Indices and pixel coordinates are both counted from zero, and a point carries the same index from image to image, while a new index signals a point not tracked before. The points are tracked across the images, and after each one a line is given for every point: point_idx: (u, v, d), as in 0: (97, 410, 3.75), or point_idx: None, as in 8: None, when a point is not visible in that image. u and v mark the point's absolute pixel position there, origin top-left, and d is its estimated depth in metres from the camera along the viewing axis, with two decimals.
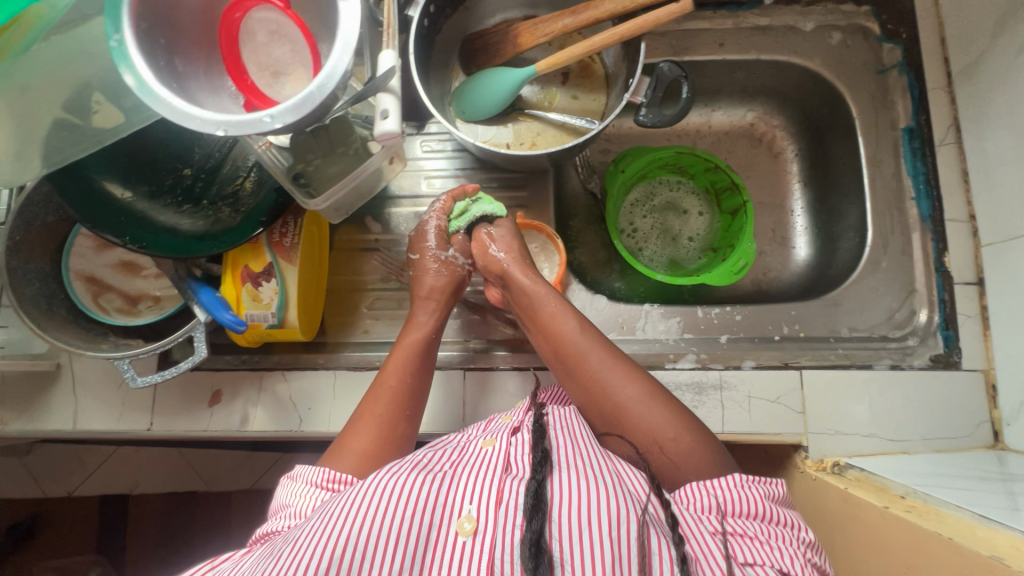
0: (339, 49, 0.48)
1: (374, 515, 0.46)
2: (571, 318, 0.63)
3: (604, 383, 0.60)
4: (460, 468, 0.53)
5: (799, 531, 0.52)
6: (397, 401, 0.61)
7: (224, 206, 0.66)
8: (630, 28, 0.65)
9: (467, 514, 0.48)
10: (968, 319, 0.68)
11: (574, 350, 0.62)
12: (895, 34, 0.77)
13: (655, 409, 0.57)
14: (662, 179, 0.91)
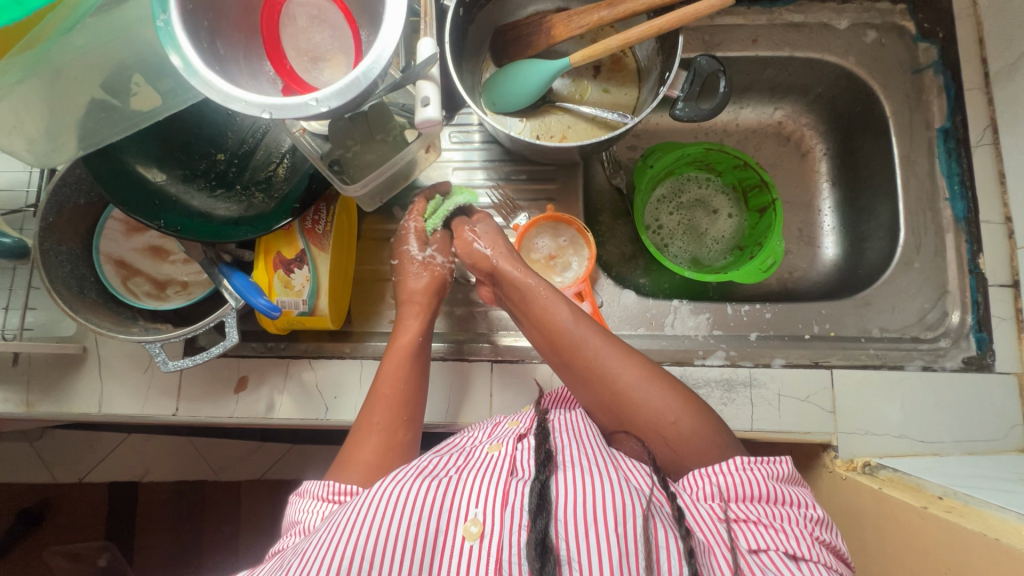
0: (384, 33, 0.48)
1: (381, 523, 0.45)
2: (561, 311, 0.62)
3: (602, 372, 0.59)
4: (466, 471, 0.52)
5: (808, 508, 0.52)
6: (392, 405, 0.61)
7: (257, 191, 0.65)
8: (668, 21, 0.64)
9: (472, 517, 0.47)
10: (1003, 321, 0.68)
11: (568, 347, 0.61)
12: (931, 33, 0.76)
13: (653, 394, 0.57)
14: (690, 175, 0.90)
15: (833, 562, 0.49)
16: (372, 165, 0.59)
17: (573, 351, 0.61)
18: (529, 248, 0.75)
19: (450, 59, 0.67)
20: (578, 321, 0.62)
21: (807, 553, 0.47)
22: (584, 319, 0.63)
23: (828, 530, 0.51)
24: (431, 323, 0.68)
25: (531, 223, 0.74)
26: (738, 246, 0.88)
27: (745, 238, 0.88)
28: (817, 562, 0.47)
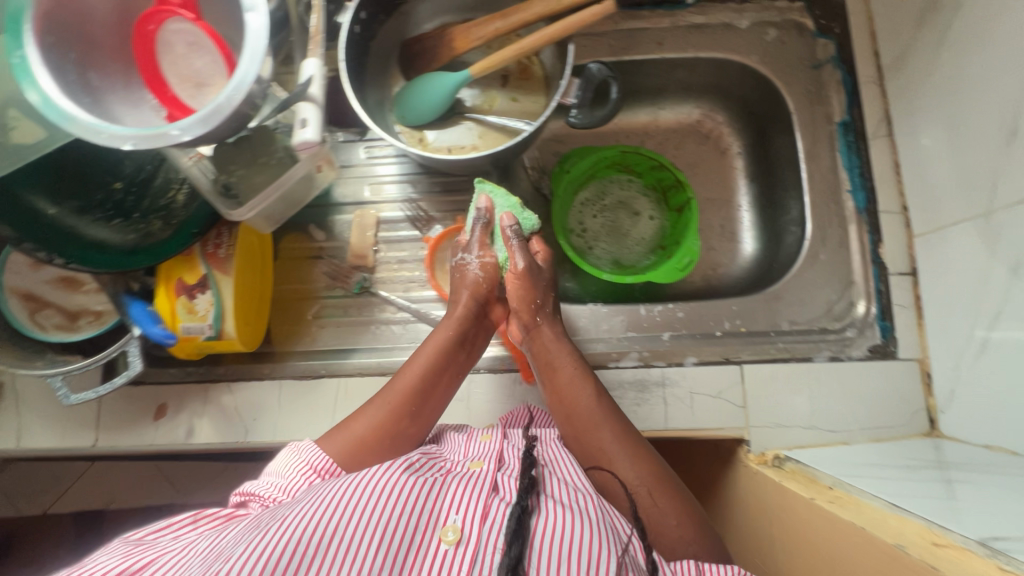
0: (246, 60, 0.49)
1: (367, 509, 0.47)
2: (580, 388, 0.61)
3: (612, 454, 0.58)
4: (448, 478, 0.54)
5: None
6: (405, 398, 0.61)
7: (155, 217, 0.63)
8: (557, 31, 0.66)
9: (451, 523, 0.49)
10: (903, 308, 0.69)
11: (579, 420, 0.60)
12: (828, 29, 0.78)
13: (661, 489, 0.55)
14: (612, 178, 0.91)
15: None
16: (259, 187, 0.59)
17: (584, 428, 0.60)
18: (443, 259, 0.76)
19: (346, 80, 0.67)
20: (601, 401, 0.61)
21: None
22: (603, 400, 0.61)
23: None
24: (484, 334, 0.68)
25: (442, 235, 0.75)
26: (662, 248, 0.88)
27: (667, 239, 0.88)
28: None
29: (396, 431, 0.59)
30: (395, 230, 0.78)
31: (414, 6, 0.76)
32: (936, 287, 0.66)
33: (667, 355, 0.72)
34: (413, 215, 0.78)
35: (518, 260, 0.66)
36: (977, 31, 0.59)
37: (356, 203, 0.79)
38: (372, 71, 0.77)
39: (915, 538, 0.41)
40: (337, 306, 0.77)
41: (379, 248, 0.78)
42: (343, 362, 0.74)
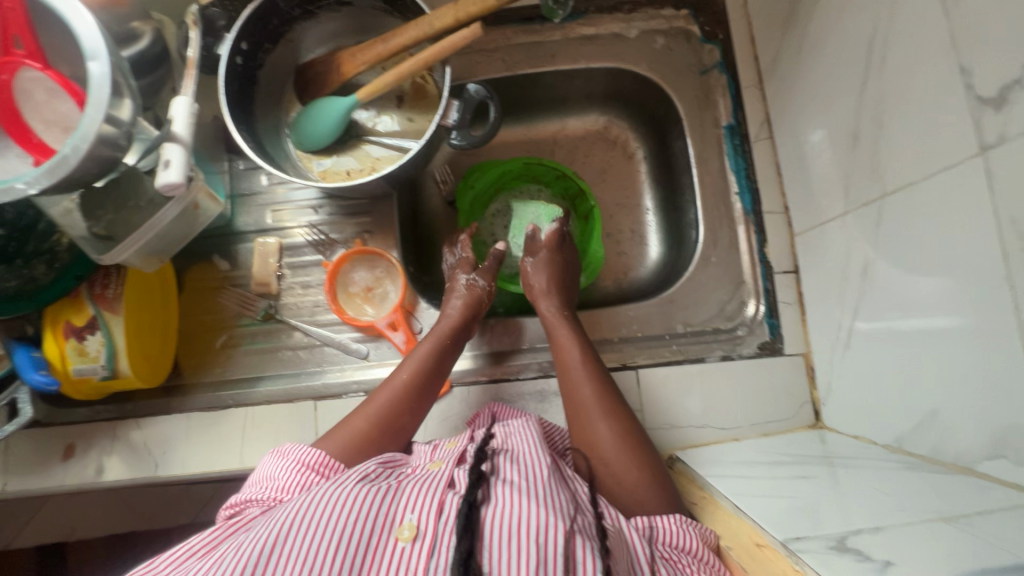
0: (88, 110, 0.49)
1: (323, 523, 0.45)
2: (582, 369, 0.64)
3: (588, 415, 0.61)
4: (405, 481, 0.52)
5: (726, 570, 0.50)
6: (401, 395, 0.63)
7: (38, 261, 0.63)
8: (431, 56, 0.65)
9: (406, 521, 0.47)
10: (788, 305, 0.72)
11: (586, 399, 0.62)
12: (712, 36, 0.80)
13: (626, 449, 0.58)
14: (522, 188, 0.89)
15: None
16: (133, 228, 0.59)
17: (588, 406, 0.61)
18: (346, 282, 0.77)
19: (227, 111, 0.68)
20: (609, 382, 0.64)
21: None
22: (610, 385, 0.64)
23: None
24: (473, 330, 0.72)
25: (343, 258, 0.75)
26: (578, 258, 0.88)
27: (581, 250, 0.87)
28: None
29: (390, 423, 0.62)
30: (299, 256, 0.78)
31: (301, 32, 0.77)
32: (814, 284, 0.69)
33: None
34: (317, 240, 0.78)
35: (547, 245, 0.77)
36: (827, 34, 0.59)
37: (258, 231, 0.79)
38: (263, 99, 0.78)
39: (747, 557, 0.44)
40: (246, 334, 0.77)
41: (284, 273, 0.78)
42: (251, 391, 0.75)
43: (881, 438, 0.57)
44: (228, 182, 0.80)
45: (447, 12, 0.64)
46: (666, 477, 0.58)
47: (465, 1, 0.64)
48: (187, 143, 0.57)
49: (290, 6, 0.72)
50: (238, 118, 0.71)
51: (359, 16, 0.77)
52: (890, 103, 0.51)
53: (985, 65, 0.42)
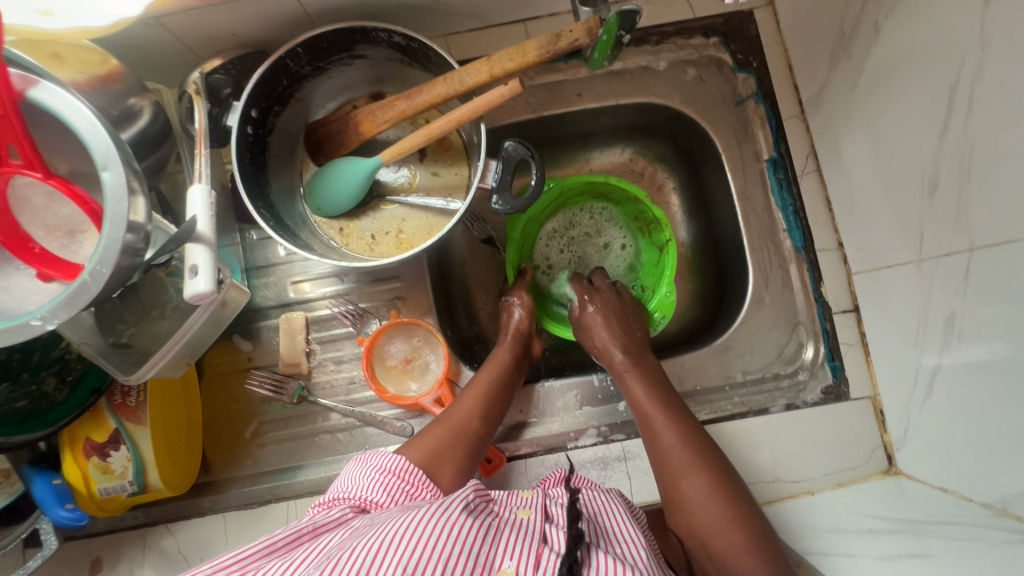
0: (106, 228, 0.44)
1: (435, 544, 0.40)
2: (653, 406, 0.62)
3: (666, 458, 0.59)
4: (501, 524, 0.46)
5: None
6: (477, 400, 0.63)
7: (48, 375, 0.57)
8: (465, 114, 0.60)
9: (504, 566, 0.40)
10: (851, 346, 0.67)
11: (670, 450, 0.59)
12: (746, 63, 0.73)
13: (716, 501, 0.55)
14: (583, 205, 0.83)
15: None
16: (160, 339, 0.55)
17: (673, 457, 0.58)
18: (382, 354, 0.72)
19: (241, 186, 0.62)
20: (698, 431, 0.60)
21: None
22: (696, 434, 0.60)
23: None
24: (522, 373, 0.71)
25: (379, 332, 0.70)
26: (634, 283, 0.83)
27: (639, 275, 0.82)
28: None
29: (465, 432, 0.60)
30: (327, 329, 0.73)
31: (310, 90, 0.71)
32: (881, 326, 0.65)
33: (626, 425, 0.70)
34: (347, 309, 0.72)
35: (589, 296, 0.76)
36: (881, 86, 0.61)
37: (279, 306, 0.73)
38: (275, 163, 0.71)
39: None
40: (276, 420, 0.72)
41: (313, 349, 0.72)
42: (289, 482, 0.69)
43: (979, 496, 0.55)
44: (243, 254, 0.73)
45: (480, 68, 0.60)
46: (767, 531, 0.54)
47: (499, 56, 0.59)
48: (212, 242, 0.51)
49: (300, 65, 0.66)
50: (252, 192, 0.65)
51: (374, 67, 0.72)
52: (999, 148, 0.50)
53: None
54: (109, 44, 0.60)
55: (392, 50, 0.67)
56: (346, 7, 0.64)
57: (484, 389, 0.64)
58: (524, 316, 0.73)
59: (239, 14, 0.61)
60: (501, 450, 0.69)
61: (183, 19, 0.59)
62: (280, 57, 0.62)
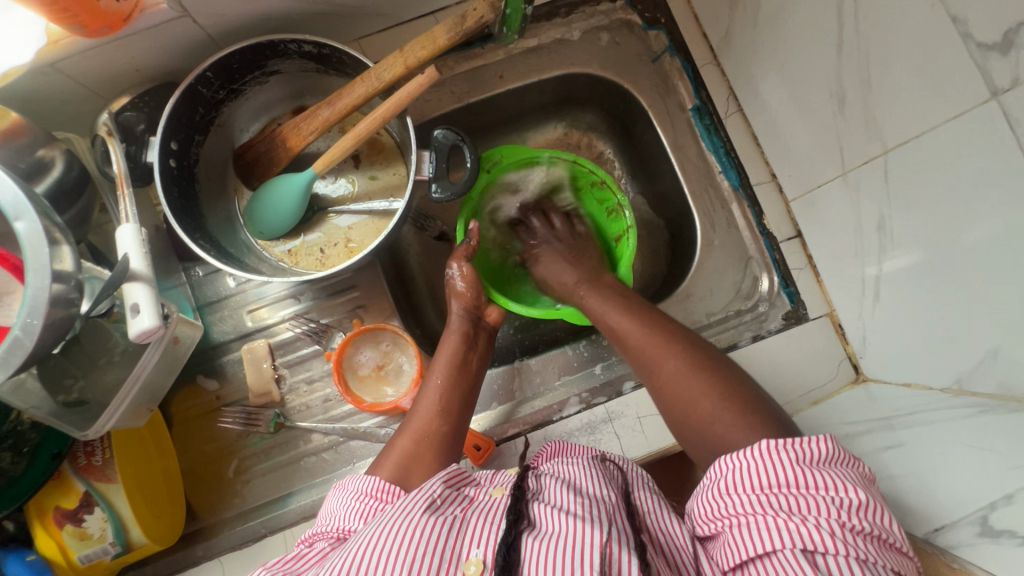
0: (30, 278, 0.42)
1: (398, 548, 0.40)
2: (618, 311, 0.62)
3: (650, 357, 0.57)
4: (469, 510, 0.45)
5: (840, 493, 0.39)
6: (433, 413, 0.59)
7: (2, 451, 0.53)
8: (388, 109, 0.60)
9: (472, 556, 0.41)
10: (801, 271, 0.70)
11: (638, 343, 0.59)
12: (655, 20, 0.76)
13: (698, 380, 0.53)
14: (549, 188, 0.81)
15: (875, 557, 0.38)
16: (111, 389, 0.54)
17: (644, 349, 0.58)
18: (353, 366, 0.71)
19: (172, 220, 0.60)
20: (660, 318, 0.61)
21: (830, 546, 0.37)
22: (658, 320, 0.60)
23: (868, 516, 0.39)
24: (481, 351, 0.68)
25: (346, 343, 0.69)
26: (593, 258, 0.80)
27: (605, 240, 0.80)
28: (843, 555, 0.37)
29: (429, 434, 0.57)
30: (293, 352, 0.71)
31: (229, 114, 0.70)
32: (824, 246, 0.68)
33: (606, 388, 0.71)
34: (309, 329, 0.71)
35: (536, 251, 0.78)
36: (781, 14, 0.64)
37: (239, 337, 0.71)
38: (207, 195, 0.70)
39: None
40: (258, 453, 0.70)
41: (282, 374, 0.71)
42: (282, 512, 0.67)
43: (938, 382, 0.55)
44: (191, 293, 0.71)
45: (395, 61, 0.60)
46: (750, 394, 0.51)
47: (411, 47, 0.60)
48: (150, 278, 0.50)
49: (214, 90, 0.64)
50: (186, 225, 0.63)
51: (292, 81, 0.71)
52: None
53: (977, 15, 0.50)
54: (8, 99, 0.58)
55: (305, 59, 0.66)
56: (250, 24, 0.63)
57: (442, 384, 0.61)
58: (467, 288, 0.69)
59: (138, 47, 0.59)
60: (489, 437, 0.69)
61: (80, 61, 0.57)
62: (190, 84, 0.60)
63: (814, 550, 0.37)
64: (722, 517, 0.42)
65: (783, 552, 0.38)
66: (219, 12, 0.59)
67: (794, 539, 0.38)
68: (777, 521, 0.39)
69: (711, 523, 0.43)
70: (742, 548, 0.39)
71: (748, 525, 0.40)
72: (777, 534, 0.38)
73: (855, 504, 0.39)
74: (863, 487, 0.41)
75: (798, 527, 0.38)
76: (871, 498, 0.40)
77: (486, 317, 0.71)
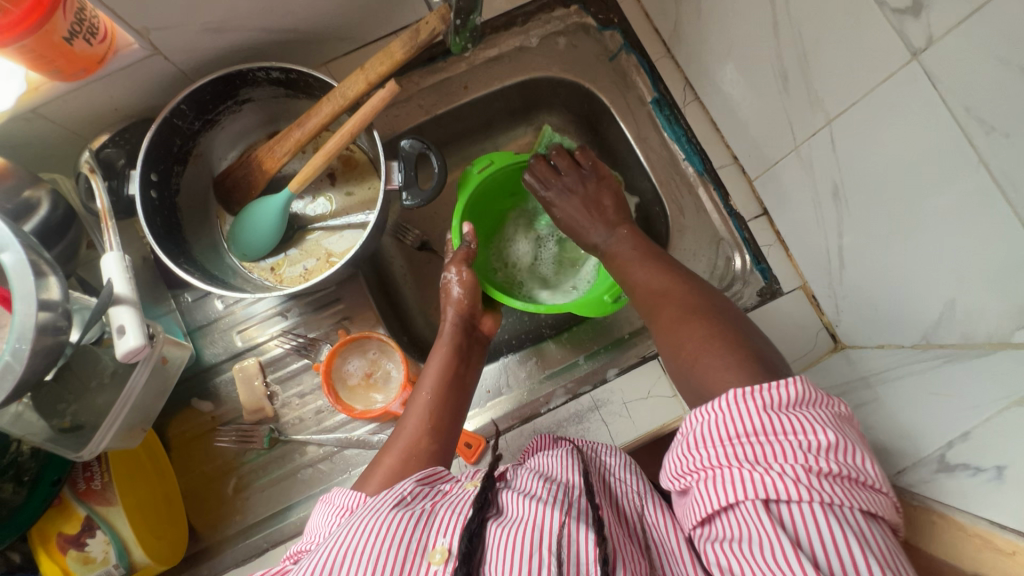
0: (17, 306, 0.45)
1: (365, 544, 0.40)
2: (641, 267, 0.65)
3: (664, 304, 0.59)
4: (439, 504, 0.46)
5: (811, 437, 0.39)
6: (426, 418, 0.60)
7: (5, 481, 0.55)
8: (354, 124, 0.63)
9: (438, 544, 0.41)
10: (771, 247, 0.72)
11: (654, 288, 0.61)
12: (609, 21, 0.79)
13: (699, 327, 0.52)
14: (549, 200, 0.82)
15: (842, 497, 0.37)
16: (102, 411, 0.55)
17: (659, 292, 0.60)
18: (343, 376, 0.73)
19: (157, 248, 0.63)
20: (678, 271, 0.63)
21: (795, 492, 0.37)
22: (678, 273, 0.62)
23: (838, 457, 0.38)
24: (471, 367, 0.68)
25: (333, 354, 0.71)
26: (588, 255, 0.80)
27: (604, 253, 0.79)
28: (806, 501, 0.37)
29: (418, 452, 0.57)
30: (283, 367, 0.73)
31: (207, 144, 0.73)
32: (788, 221, 0.70)
33: (591, 377, 0.72)
34: (297, 345, 0.73)
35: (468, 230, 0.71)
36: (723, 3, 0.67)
37: (230, 357, 0.73)
38: (191, 223, 0.73)
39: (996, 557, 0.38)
40: (255, 469, 0.71)
41: (274, 391, 0.72)
42: (283, 525, 0.68)
43: (908, 339, 0.57)
44: (181, 318, 0.73)
45: (357, 79, 0.63)
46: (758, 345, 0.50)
47: (371, 64, 0.63)
48: (135, 301, 0.52)
49: (189, 121, 0.67)
50: (170, 251, 0.66)
51: (264, 108, 0.74)
52: (833, 40, 0.56)
53: None
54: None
55: (274, 86, 0.70)
56: (219, 57, 0.66)
57: (431, 398, 0.61)
58: (464, 295, 0.70)
59: (115, 88, 0.62)
60: (481, 435, 0.70)
61: (60, 106, 0.60)
62: (165, 117, 0.64)
63: (775, 498, 0.37)
64: (691, 471, 0.42)
65: (750, 502, 0.38)
66: (187, 48, 0.62)
67: (757, 489, 0.38)
68: (743, 472, 0.39)
69: (681, 479, 0.43)
70: (710, 500, 0.40)
71: (717, 477, 0.40)
72: (743, 485, 0.38)
73: (824, 446, 0.39)
74: (834, 428, 0.40)
75: (763, 477, 0.38)
76: (842, 438, 0.39)
77: (478, 327, 0.71)
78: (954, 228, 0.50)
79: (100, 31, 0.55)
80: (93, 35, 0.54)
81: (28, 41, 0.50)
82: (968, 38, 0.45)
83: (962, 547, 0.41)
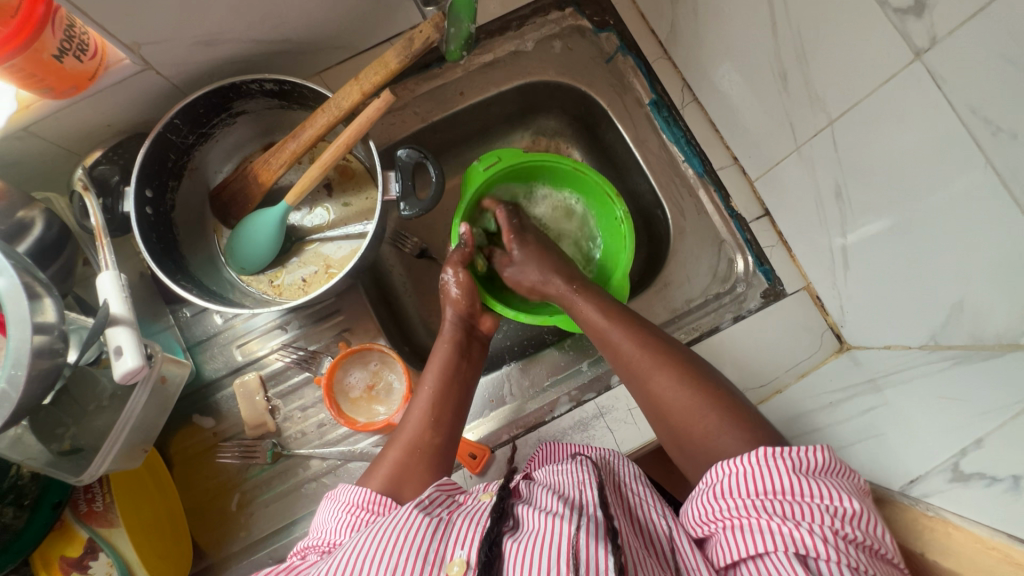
0: (12, 332, 0.44)
1: (382, 555, 0.40)
2: (610, 324, 0.61)
3: (641, 374, 0.57)
4: (455, 514, 0.46)
5: (839, 503, 0.40)
6: (429, 414, 0.59)
7: (5, 505, 0.55)
8: (350, 135, 0.62)
9: (456, 556, 0.41)
10: (773, 248, 0.72)
11: (630, 356, 0.58)
12: (604, 23, 0.78)
13: (688, 397, 0.54)
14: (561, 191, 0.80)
15: (865, 565, 0.38)
16: (102, 433, 0.55)
17: (635, 362, 0.58)
18: (344, 388, 0.72)
19: (154, 265, 0.62)
20: (651, 330, 0.61)
21: (823, 551, 0.38)
22: (648, 331, 0.60)
23: (861, 525, 0.39)
24: (472, 362, 0.67)
25: (334, 366, 0.70)
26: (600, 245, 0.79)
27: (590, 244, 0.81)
28: (835, 561, 0.37)
29: (420, 447, 0.57)
30: (284, 381, 0.72)
31: (202, 157, 0.72)
32: (790, 221, 0.69)
33: (595, 383, 0.72)
34: (298, 357, 0.72)
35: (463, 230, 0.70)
36: (719, 3, 0.66)
37: (231, 371, 0.72)
38: (187, 238, 0.72)
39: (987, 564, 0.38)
40: (259, 484, 0.70)
41: (276, 405, 0.72)
42: (288, 541, 0.68)
43: (915, 340, 0.56)
44: (181, 334, 0.72)
45: (352, 89, 0.63)
46: (735, 405, 0.53)
47: (365, 73, 0.63)
48: (132, 321, 0.52)
49: (183, 135, 0.67)
50: (166, 267, 0.65)
51: (259, 119, 0.73)
52: (834, 39, 0.55)
53: None
54: None
55: (268, 97, 0.69)
56: (211, 70, 0.65)
57: (431, 394, 0.61)
58: (461, 294, 0.69)
59: (107, 104, 0.61)
60: (485, 444, 0.69)
61: (52, 123, 0.60)
62: (159, 132, 0.63)
63: (807, 554, 0.38)
64: (715, 519, 0.43)
65: (777, 555, 0.38)
66: (178, 62, 0.61)
67: (788, 543, 0.38)
68: (771, 524, 0.39)
69: (705, 525, 0.44)
70: (736, 549, 0.40)
71: (743, 526, 0.40)
72: (772, 536, 0.39)
73: (849, 513, 0.40)
74: (858, 497, 0.41)
75: (792, 532, 0.39)
76: (864, 507, 0.40)
77: (477, 324, 0.71)
78: (960, 229, 0.49)
79: (90, 47, 0.54)
80: (83, 52, 0.53)
81: (17, 60, 0.49)
82: (971, 36, 0.44)
83: (979, 561, 0.38)
